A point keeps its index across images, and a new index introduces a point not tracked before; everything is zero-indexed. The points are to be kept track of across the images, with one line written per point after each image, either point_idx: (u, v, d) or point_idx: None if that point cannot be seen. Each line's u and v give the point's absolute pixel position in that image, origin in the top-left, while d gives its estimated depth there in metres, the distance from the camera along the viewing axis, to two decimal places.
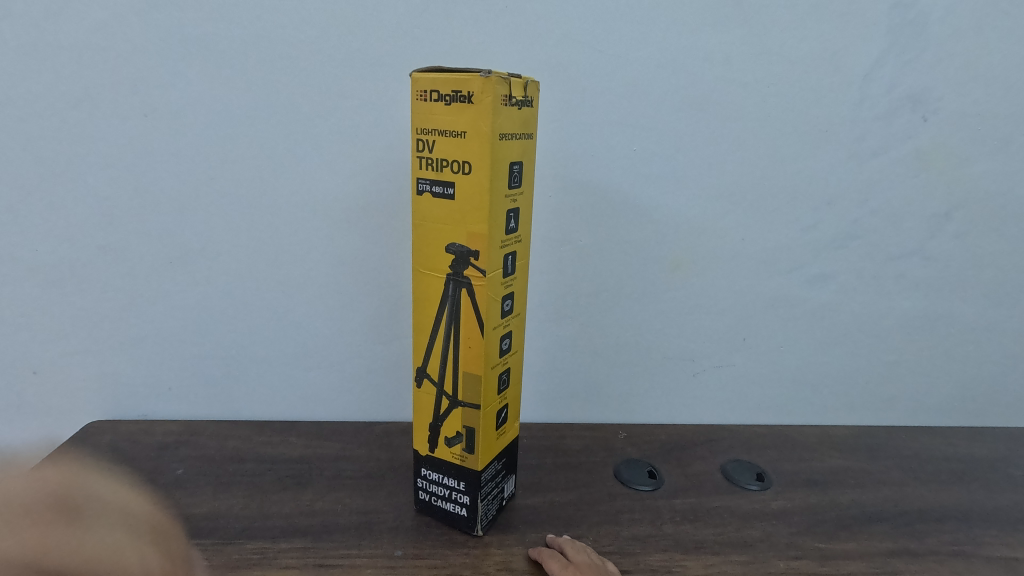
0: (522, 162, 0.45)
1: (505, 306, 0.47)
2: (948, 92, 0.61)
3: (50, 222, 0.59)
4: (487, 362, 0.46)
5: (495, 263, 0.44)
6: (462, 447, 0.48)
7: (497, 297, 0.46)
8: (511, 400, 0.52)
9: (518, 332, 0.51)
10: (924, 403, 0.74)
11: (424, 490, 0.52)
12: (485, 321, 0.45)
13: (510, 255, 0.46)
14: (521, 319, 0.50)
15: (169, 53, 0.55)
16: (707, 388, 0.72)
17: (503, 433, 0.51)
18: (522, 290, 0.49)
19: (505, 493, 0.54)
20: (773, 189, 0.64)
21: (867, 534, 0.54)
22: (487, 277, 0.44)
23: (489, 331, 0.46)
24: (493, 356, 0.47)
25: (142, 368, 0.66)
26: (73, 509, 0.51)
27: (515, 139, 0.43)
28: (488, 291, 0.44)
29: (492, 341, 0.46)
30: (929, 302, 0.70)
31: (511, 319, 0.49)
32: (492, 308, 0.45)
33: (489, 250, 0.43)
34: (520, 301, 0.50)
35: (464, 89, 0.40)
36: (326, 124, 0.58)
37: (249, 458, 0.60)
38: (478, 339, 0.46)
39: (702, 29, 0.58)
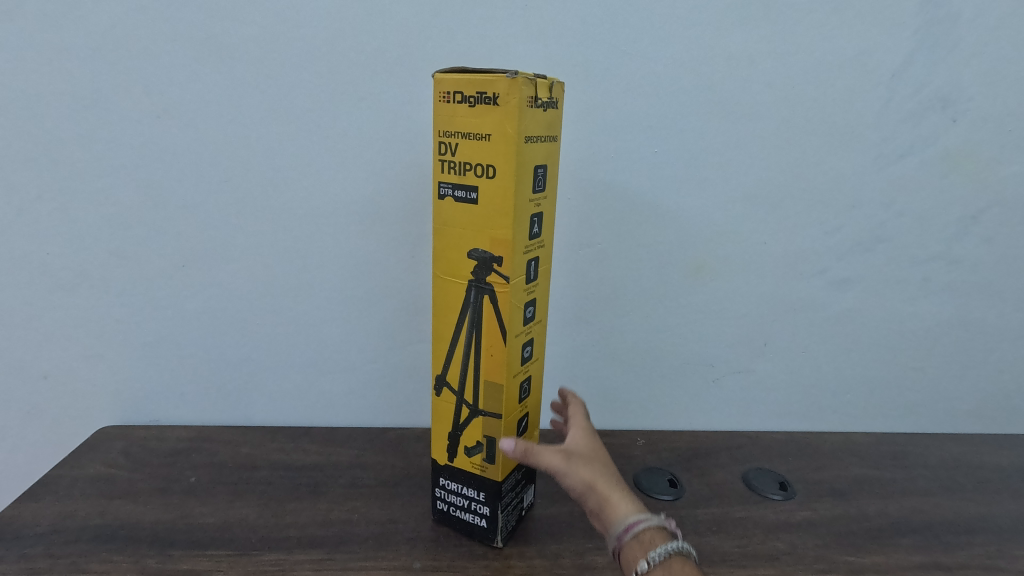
0: (546, 166, 0.43)
1: (528, 312, 0.46)
2: (977, 91, 0.60)
3: (62, 226, 0.58)
4: (509, 371, 0.45)
5: (518, 270, 0.43)
6: (482, 457, 0.47)
7: (519, 304, 0.44)
8: (530, 409, 0.51)
9: (539, 340, 0.49)
10: (949, 409, 0.73)
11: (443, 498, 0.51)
12: (508, 329, 0.44)
13: (533, 261, 0.45)
14: (541, 327, 0.49)
15: (183, 53, 0.54)
16: (726, 394, 0.71)
17: (524, 442, 0.50)
18: (543, 296, 0.48)
19: (525, 503, 0.53)
20: (796, 192, 0.62)
21: (896, 547, 0.53)
22: (510, 284, 0.42)
23: (512, 339, 0.44)
24: (515, 365, 0.46)
25: (153, 373, 0.65)
26: (85, 518, 0.50)
27: (541, 141, 0.42)
28: (512, 298, 0.43)
29: (515, 348, 0.45)
30: (955, 306, 0.68)
31: (532, 327, 0.47)
32: (514, 315, 0.44)
33: (513, 256, 0.42)
34: (541, 309, 0.48)
35: (489, 91, 0.38)
36: (341, 125, 0.57)
37: (262, 465, 0.59)
38: (500, 347, 0.44)
39: (726, 28, 0.56)
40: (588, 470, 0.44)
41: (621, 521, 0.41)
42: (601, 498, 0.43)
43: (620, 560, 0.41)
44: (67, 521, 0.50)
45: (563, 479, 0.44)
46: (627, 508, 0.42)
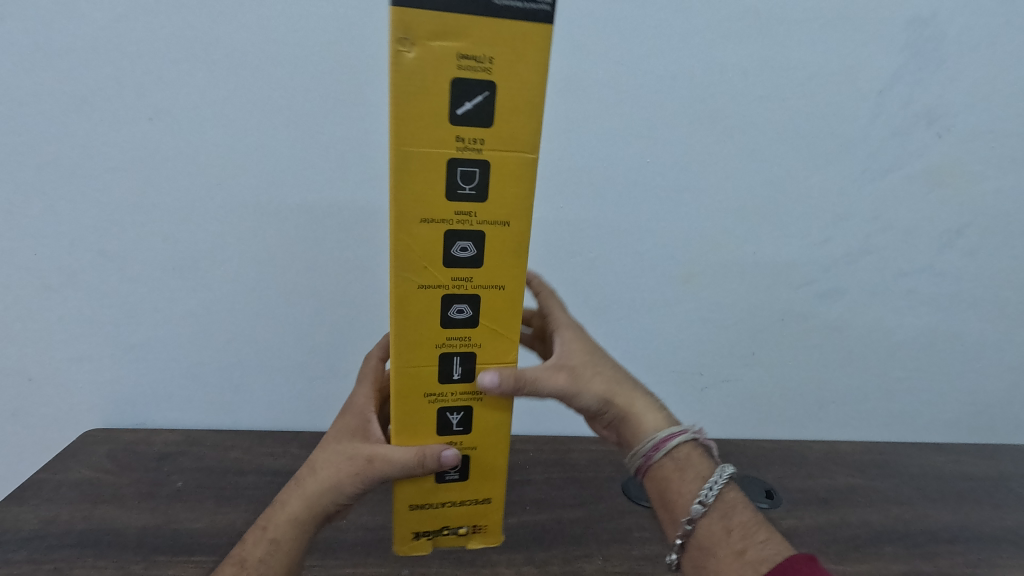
0: (429, 519, 0.39)
1: (454, 246, 0.31)
2: (961, 108, 0.61)
3: (46, 229, 0.57)
4: (519, 148, 0.30)
5: (489, 332, 0.34)
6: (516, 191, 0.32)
7: (484, 226, 0.31)
8: (507, 73, 0.29)
9: (432, 141, 0.29)
10: (921, 415, 0.76)
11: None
12: (515, 224, 0.32)
13: (461, 358, 0.35)
14: (417, 175, 0.29)
15: (172, 56, 0.52)
16: (715, 402, 0.73)
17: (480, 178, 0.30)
18: (426, 272, 0.32)
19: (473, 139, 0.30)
20: (785, 203, 0.63)
21: (879, 556, 0.54)
22: (507, 287, 0.33)
23: (505, 214, 0.32)
24: (522, 151, 0.30)
25: (142, 376, 0.65)
26: (68, 523, 0.50)
27: (446, 515, 0.39)
28: (490, 252, 0.32)
29: (497, 176, 0.31)
30: (934, 317, 0.70)
31: (438, 211, 0.30)
32: (493, 228, 0.32)
33: (487, 370, 0.35)
34: (416, 206, 0.30)
35: (478, 521, 0.41)
36: (331, 131, 0.56)
37: (250, 470, 0.59)
38: (509, 185, 0.31)
39: (720, 41, 0.56)
40: (599, 389, 0.45)
41: (650, 437, 0.45)
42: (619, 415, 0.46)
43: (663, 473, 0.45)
44: (50, 527, 0.49)
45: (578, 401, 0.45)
46: (647, 423, 0.46)
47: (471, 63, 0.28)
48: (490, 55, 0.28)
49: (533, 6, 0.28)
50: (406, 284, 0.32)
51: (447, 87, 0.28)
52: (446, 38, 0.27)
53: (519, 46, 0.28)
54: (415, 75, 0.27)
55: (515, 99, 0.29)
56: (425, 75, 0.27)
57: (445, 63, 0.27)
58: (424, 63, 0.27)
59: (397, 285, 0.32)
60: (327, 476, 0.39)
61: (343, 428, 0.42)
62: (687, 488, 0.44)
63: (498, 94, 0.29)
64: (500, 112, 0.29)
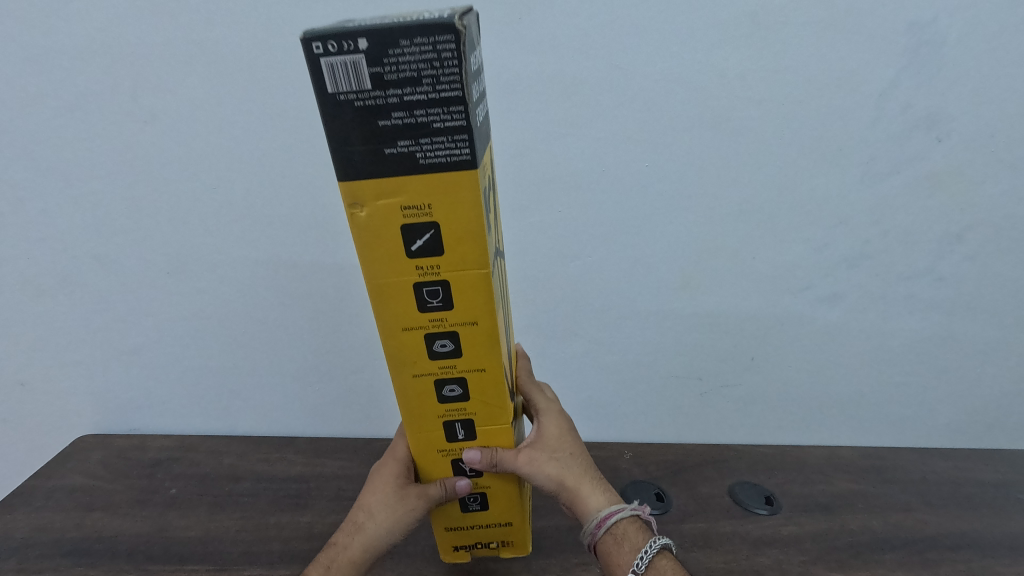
0: (466, 539, 0.47)
1: (433, 346, 0.36)
2: (964, 112, 0.60)
3: (40, 233, 0.57)
4: (473, 266, 0.32)
5: (481, 404, 0.38)
6: (477, 288, 0.34)
7: (456, 328, 0.35)
8: (447, 208, 0.30)
9: (397, 272, 0.33)
10: (922, 419, 0.76)
11: (440, 42, 0.25)
12: (483, 322, 0.35)
13: (462, 423, 0.39)
14: (391, 301, 0.34)
15: (161, 57, 0.51)
16: (714, 405, 0.74)
17: (448, 293, 0.34)
18: (416, 367, 0.36)
19: (431, 245, 0.32)
20: (784, 208, 0.63)
21: (878, 564, 0.53)
22: (488, 369, 0.37)
23: (472, 315, 0.34)
24: (476, 268, 0.32)
25: (138, 380, 0.64)
26: (60, 531, 0.50)
27: (479, 533, 0.46)
28: (466, 346, 0.36)
29: (459, 288, 0.33)
30: (935, 322, 0.70)
31: (414, 322, 0.35)
32: (465, 327, 0.35)
33: (488, 430, 0.40)
34: (394, 322, 0.35)
35: (507, 537, 0.47)
36: (318, 133, 0.54)
37: (245, 476, 0.58)
38: (471, 294, 0.34)
39: (719, 43, 0.55)
40: (557, 469, 0.45)
41: (594, 515, 0.45)
42: (572, 495, 0.46)
43: (602, 552, 0.46)
44: (41, 535, 0.49)
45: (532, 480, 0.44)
46: (596, 502, 0.46)
47: (414, 209, 0.30)
48: (426, 203, 0.30)
49: (456, 154, 0.29)
50: (402, 377, 0.37)
51: (399, 231, 0.31)
52: (388, 196, 0.30)
53: (452, 188, 0.30)
54: (369, 230, 0.31)
55: (461, 227, 0.31)
56: (378, 226, 0.31)
57: (392, 215, 0.31)
58: (376, 217, 0.31)
59: (397, 377, 0.37)
60: (383, 521, 0.44)
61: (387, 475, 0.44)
62: (625, 559, 0.44)
63: (444, 226, 0.31)
64: (450, 239, 0.32)
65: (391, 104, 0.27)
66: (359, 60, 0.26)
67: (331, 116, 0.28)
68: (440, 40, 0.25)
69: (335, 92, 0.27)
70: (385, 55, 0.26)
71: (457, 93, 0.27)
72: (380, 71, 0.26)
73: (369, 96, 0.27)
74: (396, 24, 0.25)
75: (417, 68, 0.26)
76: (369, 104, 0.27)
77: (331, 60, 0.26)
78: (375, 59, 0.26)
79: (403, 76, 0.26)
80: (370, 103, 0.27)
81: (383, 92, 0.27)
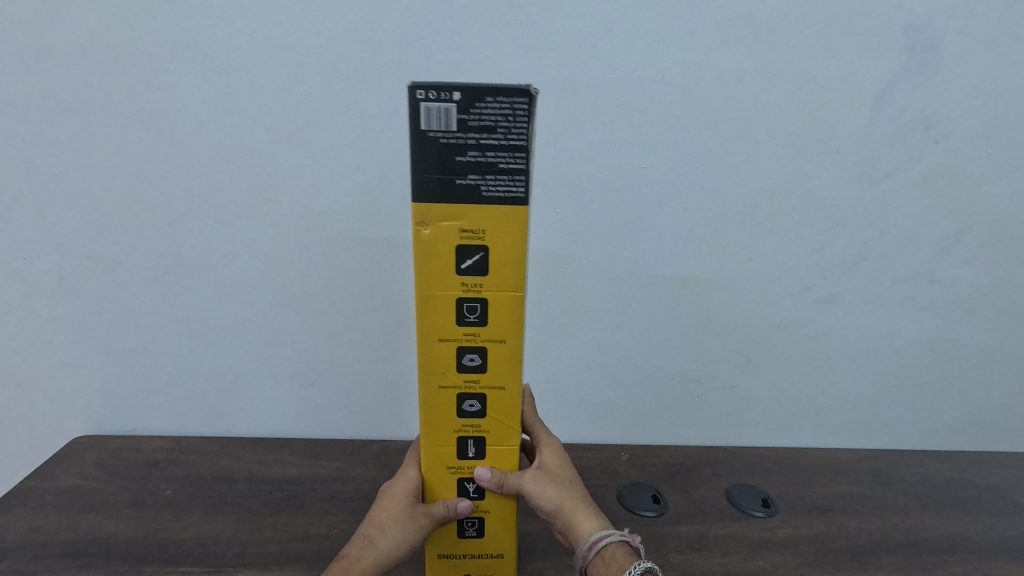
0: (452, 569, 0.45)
1: (463, 359, 0.40)
2: (958, 115, 0.61)
3: (36, 233, 0.56)
4: (510, 288, 0.38)
5: (496, 421, 0.41)
6: (509, 311, 0.39)
7: (486, 344, 0.39)
8: (496, 235, 0.36)
9: (444, 287, 0.38)
10: (920, 423, 0.76)
11: (516, 103, 0.33)
12: (510, 340, 0.39)
13: (474, 440, 0.42)
14: (434, 312, 0.38)
15: (166, 59, 0.52)
16: (710, 410, 0.72)
17: (484, 311, 0.38)
18: (444, 378, 0.40)
19: (477, 268, 0.37)
20: (782, 210, 0.63)
21: (876, 566, 0.53)
22: (507, 387, 0.40)
23: (502, 334, 0.39)
24: (512, 290, 0.38)
25: (132, 382, 0.64)
26: (54, 532, 0.49)
27: (466, 563, 0.46)
28: (492, 362, 0.40)
29: (495, 308, 0.38)
30: (932, 325, 0.70)
31: (450, 335, 0.39)
32: (494, 345, 0.39)
33: (497, 450, 0.42)
34: (433, 332, 0.39)
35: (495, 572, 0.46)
36: (323, 135, 0.56)
37: (240, 478, 0.58)
38: (504, 314, 0.39)
39: (717, 45, 0.56)
40: (557, 491, 0.46)
41: (585, 539, 0.46)
42: (568, 518, 0.46)
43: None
44: (35, 536, 0.49)
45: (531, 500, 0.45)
46: (590, 527, 0.46)
47: (470, 233, 0.36)
48: (481, 228, 0.36)
49: (514, 189, 0.35)
50: (429, 386, 0.40)
51: (454, 250, 0.37)
52: (451, 219, 0.36)
53: (503, 218, 0.36)
54: (428, 246, 0.37)
55: (505, 253, 0.37)
56: (437, 244, 0.36)
57: (451, 236, 0.36)
58: (437, 236, 0.36)
59: (424, 387, 0.40)
60: (395, 537, 0.43)
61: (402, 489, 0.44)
62: None
63: (491, 251, 0.37)
64: (494, 263, 0.37)
65: (468, 144, 0.34)
66: (451, 108, 0.33)
67: (419, 146, 0.34)
68: (518, 102, 0.33)
69: (427, 129, 0.34)
70: (473, 106, 0.33)
71: (523, 143, 0.34)
72: (465, 118, 0.33)
73: (453, 135, 0.34)
74: (487, 86, 0.33)
75: (495, 120, 0.33)
76: (451, 141, 0.34)
77: (430, 104, 0.33)
78: (464, 108, 0.33)
79: (482, 124, 0.34)
80: (452, 142, 0.34)
81: (464, 134, 0.34)
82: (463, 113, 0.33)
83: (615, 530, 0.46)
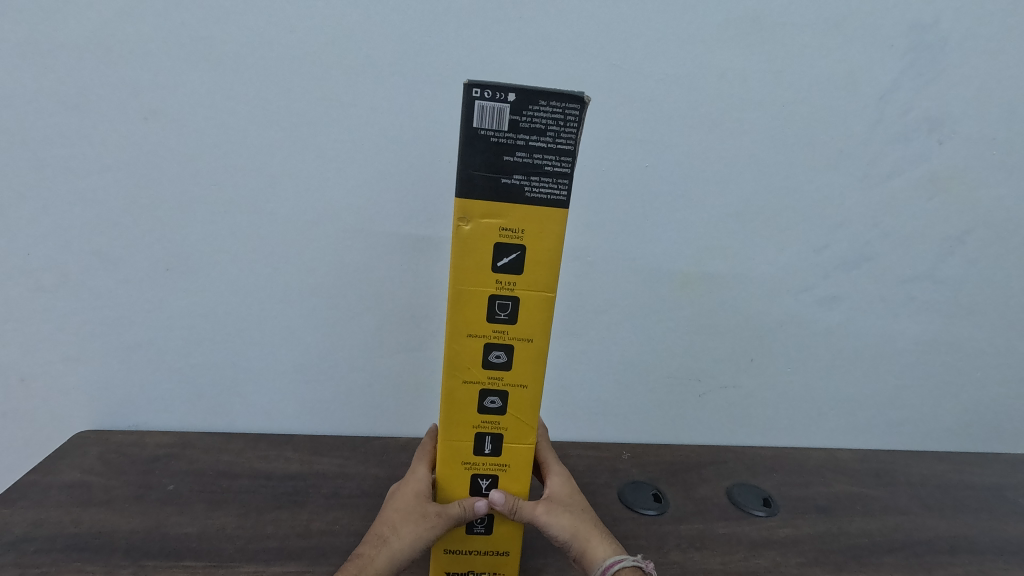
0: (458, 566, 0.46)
1: (490, 356, 0.40)
2: (963, 115, 0.60)
3: (40, 228, 0.56)
4: (542, 289, 0.39)
5: (515, 420, 0.42)
6: (537, 311, 0.39)
7: (513, 342, 0.40)
8: (534, 236, 0.37)
9: (478, 282, 0.38)
10: (922, 424, 0.76)
11: (568, 110, 0.34)
12: (537, 340, 0.40)
13: (492, 437, 0.42)
14: (464, 307, 0.39)
15: (170, 55, 0.52)
16: (712, 409, 0.72)
17: (516, 311, 0.39)
18: (468, 373, 0.40)
19: (512, 267, 0.38)
20: (785, 209, 0.62)
21: (877, 566, 0.53)
22: (530, 387, 0.41)
23: (529, 333, 0.40)
24: (544, 291, 0.38)
25: (135, 377, 0.64)
26: (57, 526, 0.50)
27: (472, 560, 0.46)
28: (518, 360, 0.40)
29: (525, 307, 0.39)
30: (935, 326, 0.70)
31: (479, 331, 0.39)
32: (520, 343, 0.40)
33: (513, 448, 0.43)
34: (462, 327, 0.39)
35: (499, 570, 0.46)
36: (326, 132, 0.56)
37: (242, 474, 0.58)
38: (534, 314, 0.39)
39: (722, 44, 0.56)
40: (570, 519, 0.46)
41: (600, 564, 0.45)
42: (582, 544, 0.46)
43: None
44: (38, 529, 0.49)
45: (546, 529, 0.46)
46: (604, 551, 0.46)
47: (509, 232, 0.37)
48: (520, 228, 0.37)
49: (556, 193, 0.36)
50: (453, 380, 0.40)
51: (491, 247, 0.37)
52: (493, 216, 0.36)
53: (542, 220, 0.37)
54: (467, 241, 0.37)
55: (540, 254, 0.38)
56: (475, 239, 0.37)
57: (490, 233, 0.37)
58: (476, 233, 0.37)
59: (447, 380, 0.40)
60: (408, 536, 0.43)
61: (415, 488, 0.45)
62: None
63: (527, 251, 0.37)
64: (529, 263, 0.38)
65: (517, 144, 0.35)
66: (504, 108, 0.34)
67: (468, 142, 0.34)
68: (569, 108, 0.34)
69: (478, 127, 0.34)
70: (526, 108, 0.34)
71: (570, 147, 0.35)
72: (517, 119, 0.34)
73: (502, 135, 0.34)
74: (541, 90, 0.34)
75: (545, 123, 0.34)
76: (500, 141, 0.35)
77: (484, 103, 0.34)
78: (517, 109, 0.34)
79: (533, 126, 0.34)
80: (501, 141, 0.35)
81: (514, 135, 0.34)
82: (516, 113, 0.34)
83: (629, 555, 0.46)
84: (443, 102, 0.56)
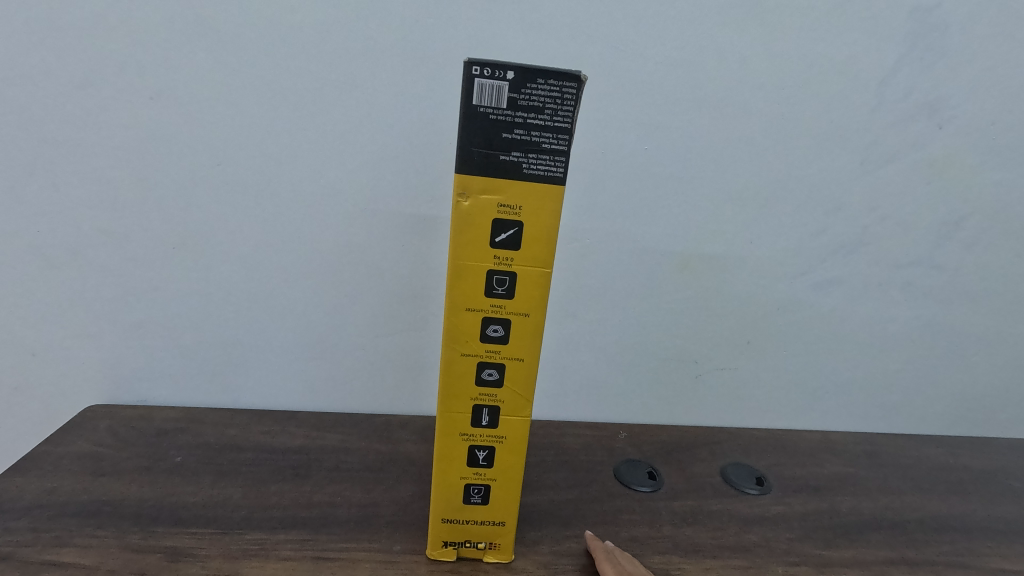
0: (456, 534, 0.47)
1: (487, 330, 0.41)
2: (963, 99, 0.61)
3: (51, 206, 0.58)
4: (539, 265, 0.39)
5: (512, 392, 0.43)
6: (535, 288, 0.40)
7: (510, 316, 0.41)
8: (532, 213, 0.38)
9: (477, 258, 0.39)
10: (917, 408, 0.77)
11: (566, 87, 0.35)
12: (533, 315, 0.41)
13: (489, 409, 0.43)
14: (464, 281, 0.40)
15: (176, 35, 0.53)
16: (708, 390, 0.73)
17: (513, 285, 0.40)
18: (467, 346, 0.41)
19: (509, 242, 0.39)
20: (783, 193, 0.63)
21: (866, 542, 0.54)
22: (526, 360, 0.42)
23: (526, 308, 0.41)
24: (540, 266, 0.39)
25: (142, 354, 0.65)
26: (69, 494, 0.51)
27: (469, 530, 0.47)
28: (515, 335, 0.41)
29: (523, 282, 0.40)
30: (930, 310, 0.71)
31: (477, 305, 0.40)
32: (518, 318, 0.41)
33: (509, 420, 0.44)
34: (460, 301, 0.40)
35: (495, 540, 0.47)
36: (331, 114, 0.57)
37: (247, 448, 0.60)
38: (530, 289, 0.40)
39: (722, 27, 0.56)
40: None
41: None
42: None
43: None
44: (51, 497, 0.51)
45: None
46: None
47: (507, 208, 0.38)
48: (518, 205, 0.38)
49: (554, 171, 0.37)
50: (452, 352, 0.42)
51: (489, 223, 0.38)
52: (491, 193, 0.37)
53: (540, 196, 0.38)
54: (466, 216, 0.38)
55: (537, 230, 0.38)
56: (474, 215, 0.38)
57: (488, 209, 0.38)
58: (475, 208, 0.38)
59: (447, 353, 0.42)
60: None
61: None
62: None
63: (525, 227, 0.38)
64: (527, 238, 0.39)
65: (515, 122, 0.36)
66: (503, 86, 0.35)
67: (467, 119, 0.35)
68: (567, 86, 0.35)
69: (478, 104, 0.35)
70: (524, 86, 0.35)
71: (568, 125, 0.36)
72: (516, 96, 0.35)
73: (501, 112, 0.35)
74: (539, 68, 0.34)
75: (543, 100, 0.35)
76: (499, 118, 0.35)
77: (484, 80, 0.34)
78: (516, 87, 0.35)
79: (531, 104, 0.35)
80: (500, 119, 0.35)
81: (512, 112, 0.35)
82: (515, 91, 0.35)
83: None
84: (445, 84, 0.57)
